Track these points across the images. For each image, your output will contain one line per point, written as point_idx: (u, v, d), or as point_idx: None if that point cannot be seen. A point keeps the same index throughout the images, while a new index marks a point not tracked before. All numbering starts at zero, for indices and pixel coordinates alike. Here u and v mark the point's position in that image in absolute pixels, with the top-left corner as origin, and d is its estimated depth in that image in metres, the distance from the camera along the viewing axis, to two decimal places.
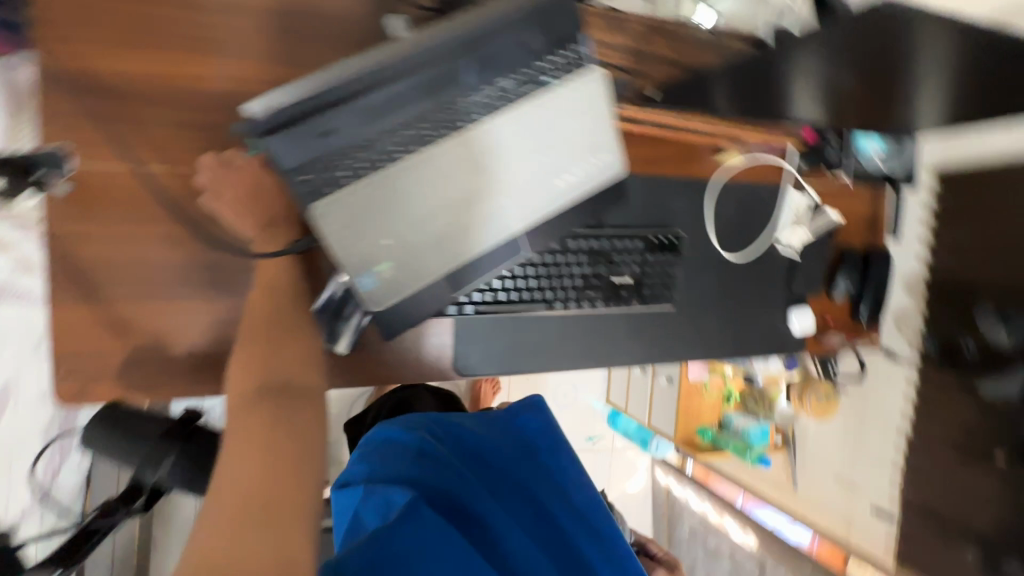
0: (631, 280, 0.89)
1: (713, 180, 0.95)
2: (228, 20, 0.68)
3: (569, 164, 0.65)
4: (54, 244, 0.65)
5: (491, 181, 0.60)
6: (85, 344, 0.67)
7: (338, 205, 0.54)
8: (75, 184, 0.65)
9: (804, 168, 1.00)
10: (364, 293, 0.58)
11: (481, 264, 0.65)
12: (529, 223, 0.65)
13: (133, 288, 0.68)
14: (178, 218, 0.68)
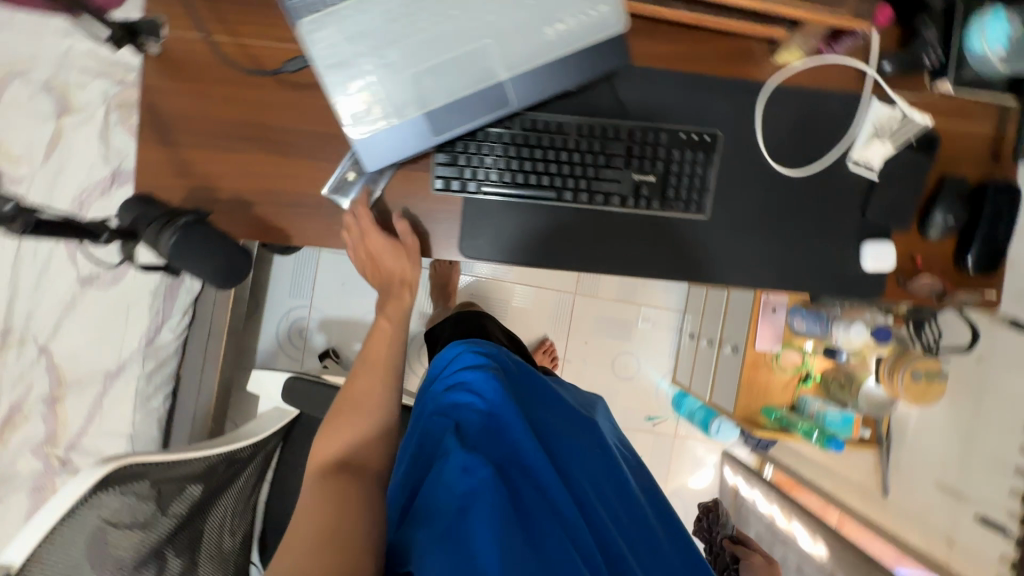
0: (652, 177, 0.83)
1: (767, 83, 0.85)
2: None
3: (559, 11, 0.64)
4: (146, 96, 0.81)
5: (475, 17, 0.63)
6: (160, 179, 0.82)
7: (340, 26, 0.60)
8: (165, 49, 0.80)
9: (891, 73, 0.85)
10: (346, 115, 0.64)
11: (464, 114, 0.66)
12: (514, 72, 0.66)
13: (198, 138, 0.82)
14: (238, 84, 0.81)
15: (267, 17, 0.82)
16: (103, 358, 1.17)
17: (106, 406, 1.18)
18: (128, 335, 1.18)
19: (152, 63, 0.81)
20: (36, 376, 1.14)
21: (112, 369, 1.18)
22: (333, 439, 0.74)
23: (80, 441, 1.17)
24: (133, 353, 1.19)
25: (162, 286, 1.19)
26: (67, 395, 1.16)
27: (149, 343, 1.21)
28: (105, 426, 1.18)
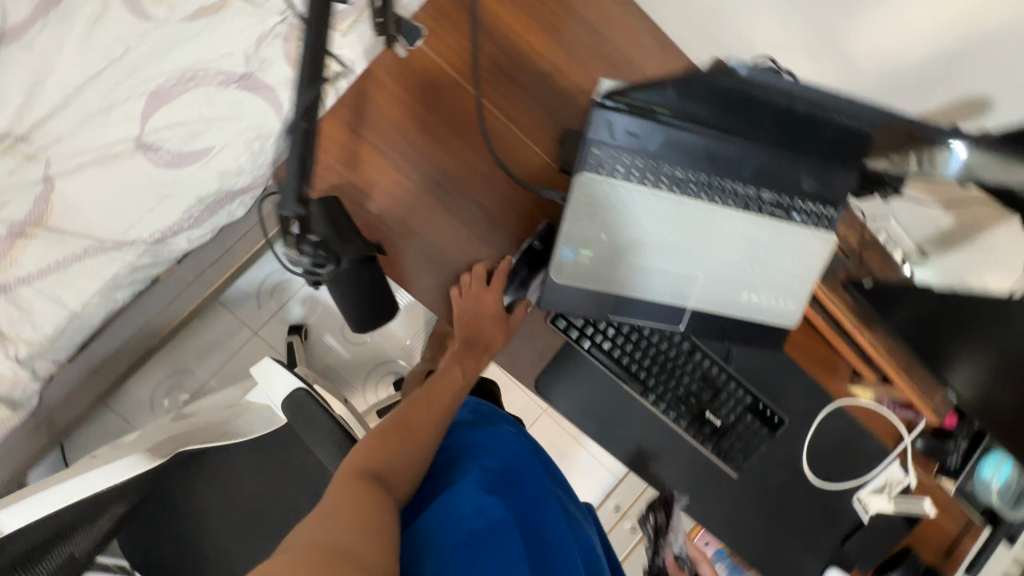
0: (718, 422, 0.90)
1: (836, 399, 0.96)
2: (581, 35, 0.85)
3: (761, 286, 0.71)
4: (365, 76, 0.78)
5: (704, 252, 0.68)
6: (327, 154, 0.78)
7: (604, 192, 0.63)
8: (410, 55, 0.80)
9: (919, 448, 0.99)
10: (559, 260, 0.65)
11: (638, 313, 0.70)
12: (699, 307, 0.71)
13: (382, 143, 0.80)
14: (450, 126, 0.81)
15: (512, 88, 0.83)
16: (105, 225, 1.04)
17: (71, 271, 1.03)
18: (146, 220, 1.06)
19: (390, 58, 0.79)
20: (25, 199, 1.00)
21: (104, 242, 1.04)
22: (370, 450, 0.68)
23: (17, 288, 1.00)
24: (136, 240, 1.06)
25: (211, 196, 1.10)
26: (39, 237, 1.00)
27: (158, 241, 1.08)
28: (55, 288, 1.02)
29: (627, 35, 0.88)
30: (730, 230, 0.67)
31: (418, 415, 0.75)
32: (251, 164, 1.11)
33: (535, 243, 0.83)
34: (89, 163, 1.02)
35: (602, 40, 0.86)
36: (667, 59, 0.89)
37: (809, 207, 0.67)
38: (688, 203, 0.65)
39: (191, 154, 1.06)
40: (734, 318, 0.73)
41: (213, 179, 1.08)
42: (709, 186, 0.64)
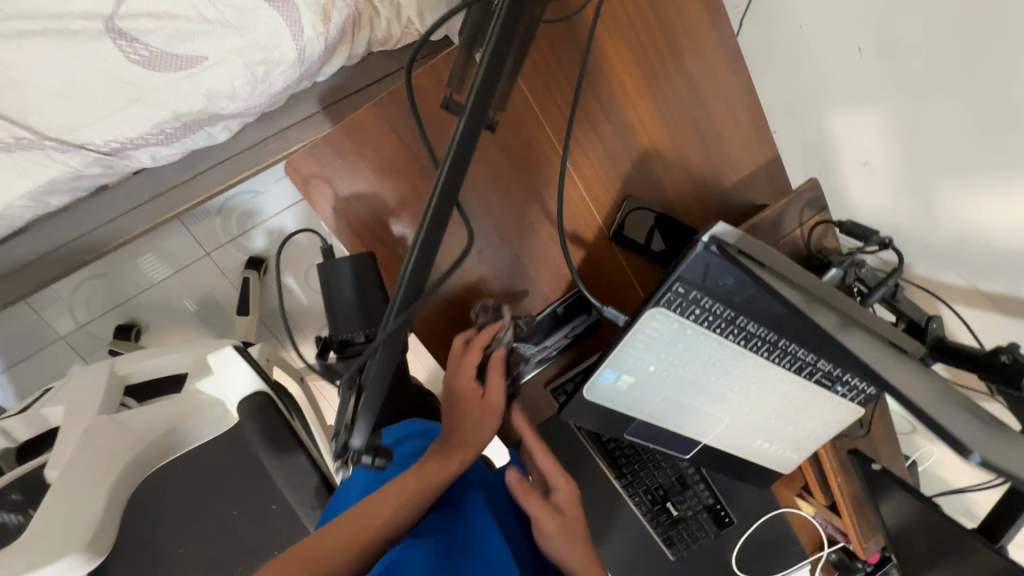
0: (675, 512, 0.91)
1: (780, 506, 1.01)
2: (675, 94, 0.75)
3: (776, 437, 0.69)
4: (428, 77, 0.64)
5: (739, 401, 0.64)
6: (359, 156, 0.65)
7: (670, 328, 0.56)
8: None
9: (831, 559, 1.06)
10: (597, 380, 0.59)
11: (652, 434, 0.66)
12: (712, 443, 0.68)
13: (427, 159, 0.67)
14: (508, 158, 0.70)
15: (587, 134, 0.73)
16: (46, 115, 0.83)
17: None
18: (103, 124, 0.86)
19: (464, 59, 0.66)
20: None
21: (43, 138, 0.84)
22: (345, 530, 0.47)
23: None
24: (87, 145, 0.87)
25: (191, 114, 0.91)
26: None
27: (115, 152, 0.89)
28: None
29: (724, 106, 0.78)
30: (774, 388, 0.63)
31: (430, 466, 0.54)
32: (248, 90, 0.91)
33: (559, 309, 0.77)
34: (35, 32, 0.79)
35: (697, 105, 0.77)
36: (755, 145, 0.81)
37: (854, 383, 0.64)
38: (746, 356, 0.60)
39: (177, 61, 0.85)
40: (739, 458, 0.71)
41: (199, 97, 0.89)
42: (774, 346, 0.60)
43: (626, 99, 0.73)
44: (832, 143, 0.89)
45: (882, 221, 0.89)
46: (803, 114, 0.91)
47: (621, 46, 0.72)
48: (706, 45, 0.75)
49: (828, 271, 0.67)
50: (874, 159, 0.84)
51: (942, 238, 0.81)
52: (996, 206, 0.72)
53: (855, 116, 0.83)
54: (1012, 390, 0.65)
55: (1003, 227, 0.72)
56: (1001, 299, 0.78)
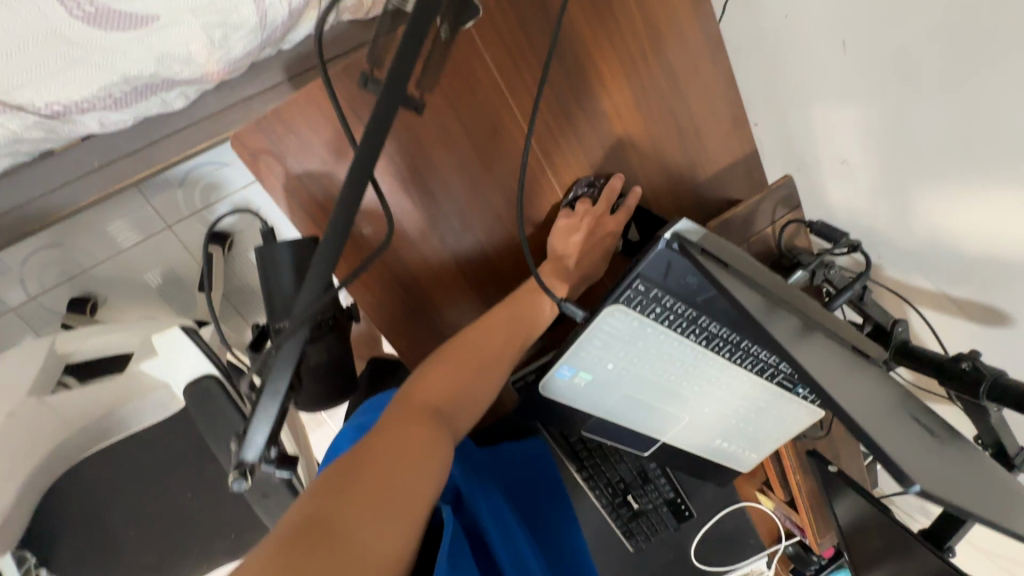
0: (635, 506, 0.91)
1: (740, 499, 1.02)
2: (655, 81, 0.71)
3: (735, 437, 0.69)
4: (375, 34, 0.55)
5: (698, 399, 0.63)
6: (311, 134, 0.61)
7: (629, 327, 0.54)
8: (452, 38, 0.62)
9: (788, 552, 1.09)
10: (554, 377, 0.57)
11: (609, 432, 0.65)
12: (670, 441, 0.67)
13: (385, 140, 0.64)
14: (474, 142, 0.67)
15: (558, 120, 0.69)
16: None
17: None
18: (40, 85, 0.76)
19: None
20: None
21: None
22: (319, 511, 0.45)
23: None
24: (25, 107, 0.77)
25: (145, 79, 0.81)
26: None
27: (56, 116, 0.80)
28: None
29: (704, 97, 0.74)
30: (733, 387, 0.63)
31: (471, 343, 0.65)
32: (205, 56, 0.81)
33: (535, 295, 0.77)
34: None
35: (676, 94, 0.73)
36: (733, 139, 0.78)
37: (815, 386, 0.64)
38: (707, 356, 0.58)
39: (123, 19, 0.75)
40: (698, 456, 0.71)
41: (149, 60, 0.78)
42: (735, 347, 0.58)
43: (600, 84, 0.69)
44: (812, 140, 0.87)
45: (857, 222, 0.88)
46: (785, 108, 0.88)
47: (601, 27, 0.67)
48: (689, 31, 0.70)
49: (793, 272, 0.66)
50: (853, 158, 0.82)
51: (914, 242, 0.80)
52: (972, 212, 0.70)
53: (837, 114, 0.81)
54: (971, 399, 0.64)
55: (976, 234, 0.71)
56: (967, 306, 0.77)
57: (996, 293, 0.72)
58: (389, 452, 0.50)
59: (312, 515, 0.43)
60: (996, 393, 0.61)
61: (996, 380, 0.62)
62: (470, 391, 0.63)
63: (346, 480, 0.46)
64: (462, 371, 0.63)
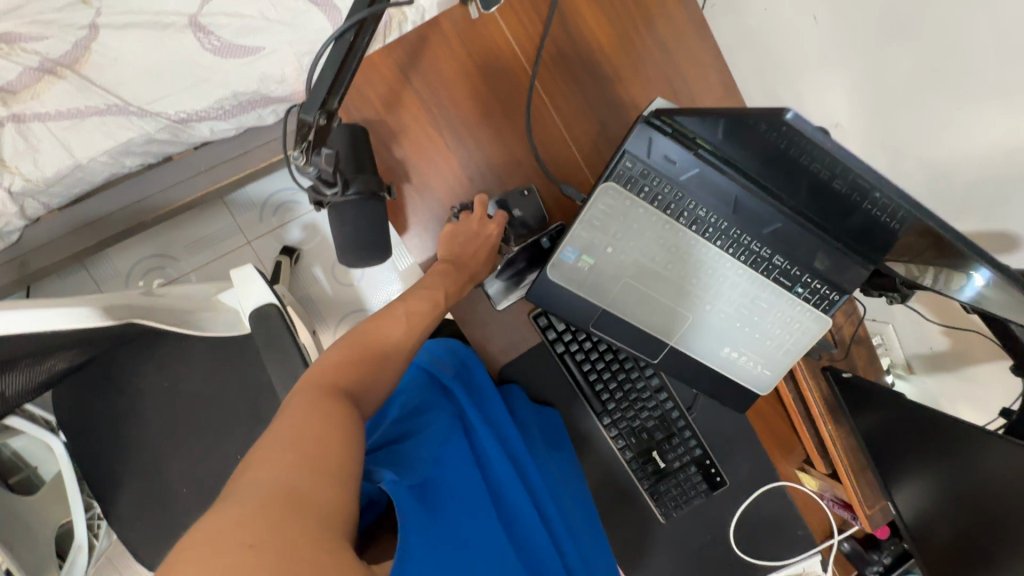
0: (662, 464, 0.89)
1: (780, 478, 0.97)
2: (649, 53, 0.85)
3: (745, 347, 0.70)
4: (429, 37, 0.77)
5: (699, 296, 0.68)
6: (368, 89, 0.78)
7: (623, 206, 0.62)
8: (480, 18, 0.80)
9: (843, 551, 0.97)
10: (559, 260, 0.65)
11: (617, 331, 0.70)
12: (679, 347, 0.71)
13: (425, 95, 0.80)
14: (497, 100, 0.82)
15: (567, 83, 0.84)
16: (135, 87, 1.03)
17: (87, 123, 1.03)
18: (175, 97, 1.05)
19: (460, 16, 0.79)
20: (65, 39, 0.99)
21: (128, 105, 1.03)
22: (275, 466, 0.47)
23: (31, 122, 1.00)
24: (160, 114, 1.06)
25: (246, 95, 1.09)
26: (67, 80, 1.00)
27: (180, 122, 1.07)
28: (66, 134, 1.02)
29: (696, 67, 0.87)
30: (730, 283, 0.67)
31: (367, 335, 0.70)
32: (296, 76, 1.09)
33: (543, 242, 0.82)
34: (138, 24, 1.01)
35: (669, 64, 0.86)
36: (727, 103, 0.89)
37: (814, 284, 0.67)
38: (700, 243, 0.65)
39: (240, 49, 1.05)
40: (710, 370, 0.73)
41: (252, 80, 1.07)
42: (725, 234, 0.64)
43: (602, 55, 0.84)
44: (807, 113, 0.96)
45: None
46: (778, 91, 1.00)
47: (600, 9, 0.83)
48: (676, 13, 0.85)
49: None
50: (843, 120, 0.90)
51: (915, 185, 0.84)
52: (957, 139, 0.75)
53: (821, 83, 0.91)
54: None
55: (966, 160, 0.75)
56: (978, 238, 0.79)
57: (999, 215, 0.74)
58: (305, 428, 0.52)
59: (250, 488, 0.45)
60: None
61: None
62: (377, 371, 0.68)
63: (270, 456, 0.49)
64: (352, 364, 0.66)
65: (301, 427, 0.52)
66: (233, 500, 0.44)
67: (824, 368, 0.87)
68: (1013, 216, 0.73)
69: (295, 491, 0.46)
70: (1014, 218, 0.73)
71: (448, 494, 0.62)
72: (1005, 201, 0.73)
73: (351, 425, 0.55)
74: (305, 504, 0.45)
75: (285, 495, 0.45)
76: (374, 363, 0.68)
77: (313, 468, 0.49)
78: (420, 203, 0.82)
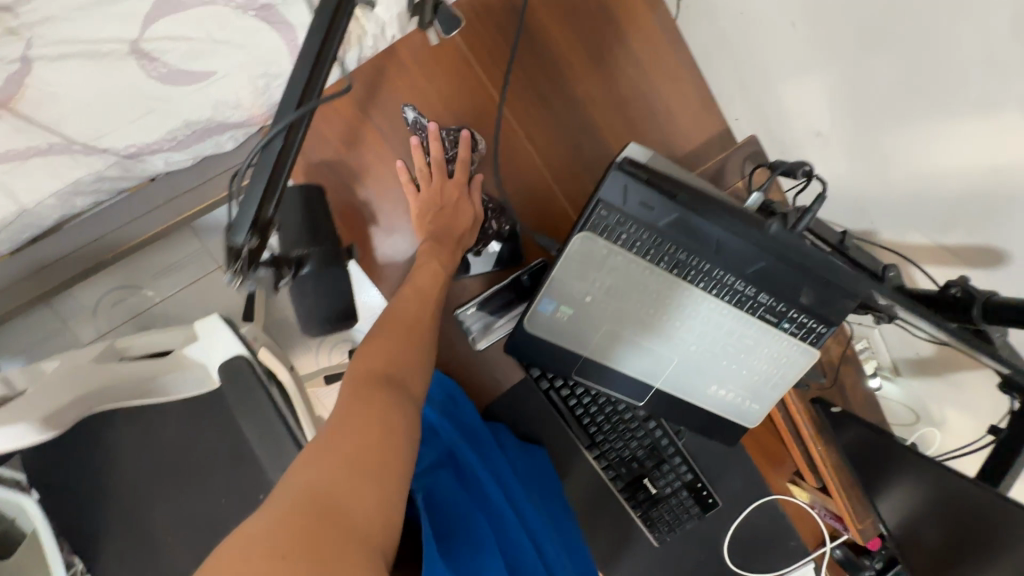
0: (653, 491, 0.88)
1: (772, 492, 0.97)
2: (622, 69, 0.81)
3: (731, 384, 0.69)
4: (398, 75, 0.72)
5: (684, 338, 0.65)
6: (325, 129, 0.73)
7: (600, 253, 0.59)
8: (440, 44, 0.74)
9: (836, 558, 0.98)
10: (536, 312, 0.62)
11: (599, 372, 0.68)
12: (665, 389, 0.69)
13: (387, 129, 0.75)
14: (464, 130, 0.77)
15: (537, 107, 0.79)
16: (78, 123, 0.96)
17: (29, 165, 0.95)
18: (123, 131, 0.98)
19: (419, 42, 0.74)
20: None
21: (72, 143, 0.96)
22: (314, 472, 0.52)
23: None
24: (109, 149, 0.99)
25: (200, 122, 1.03)
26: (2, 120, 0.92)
27: (132, 156, 1.01)
28: (7, 177, 0.95)
29: (672, 82, 0.83)
30: (715, 323, 0.64)
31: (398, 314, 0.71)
32: (253, 100, 1.03)
33: (523, 277, 0.79)
34: (73, 55, 0.93)
35: (644, 80, 0.82)
36: (705, 118, 0.85)
37: (801, 319, 0.64)
38: (682, 286, 0.62)
39: (192, 75, 0.98)
40: (697, 407, 0.71)
41: (206, 107, 1.01)
42: (708, 275, 0.61)
43: (573, 75, 0.80)
44: (788, 120, 0.93)
45: (845, 190, 0.90)
46: (758, 96, 0.96)
47: (568, 26, 0.78)
48: (649, 25, 0.81)
49: (748, 197, 0.64)
50: (825, 129, 0.87)
51: (900, 197, 0.81)
52: (942, 155, 0.72)
53: (802, 91, 0.87)
54: (968, 324, 0.64)
55: (952, 176, 0.72)
56: (964, 252, 0.77)
57: (986, 231, 0.72)
58: (344, 429, 0.56)
59: (292, 493, 0.50)
60: (991, 310, 0.61)
61: (990, 299, 0.62)
62: (414, 343, 0.69)
63: (312, 459, 0.53)
64: (390, 342, 0.68)
65: (341, 427, 0.56)
66: (280, 505, 0.49)
67: (813, 399, 0.87)
68: (999, 232, 0.71)
69: (331, 497, 0.50)
70: (1001, 235, 0.71)
71: (463, 536, 0.62)
72: (991, 218, 0.71)
73: (388, 421, 0.58)
74: (340, 510, 0.49)
75: (320, 501, 0.49)
76: (404, 339, 0.68)
77: (352, 470, 0.52)
78: (389, 244, 0.78)
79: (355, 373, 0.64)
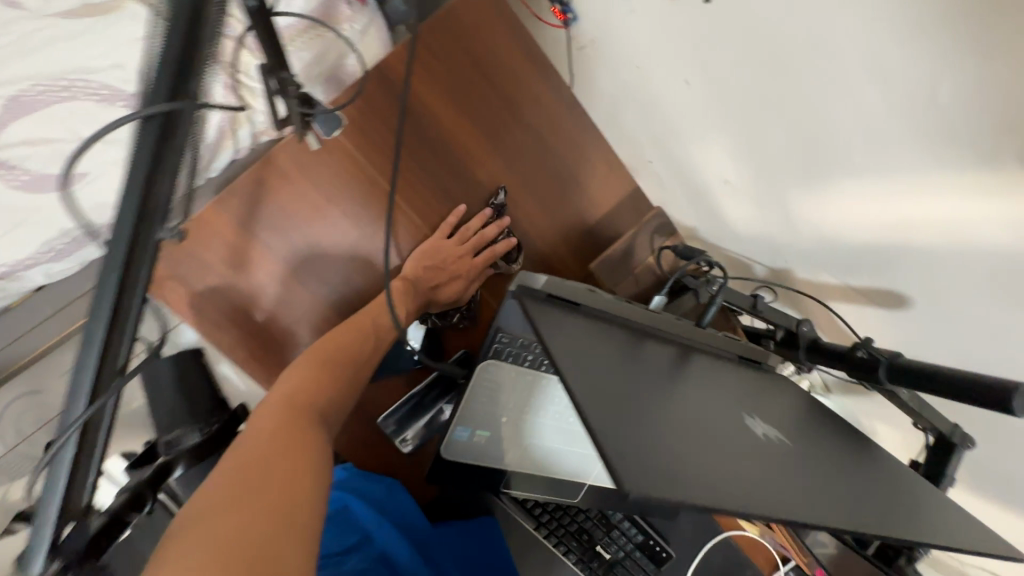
0: (607, 557, 0.85)
1: (722, 529, 0.98)
2: (521, 145, 0.79)
3: None
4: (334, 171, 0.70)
5: None
6: (207, 253, 0.67)
7: (508, 377, 0.57)
8: (322, 146, 0.69)
9: None
10: (452, 439, 0.60)
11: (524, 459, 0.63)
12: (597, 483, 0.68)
13: (278, 244, 0.70)
14: (361, 230, 0.73)
15: (437, 197, 0.76)
16: None
17: None
18: None
19: (299, 148, 0.69)
20: None
21: None
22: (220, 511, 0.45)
23: None
24: None
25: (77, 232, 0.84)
26: None
27: None
28: None
29: (574, 150, 0.82)
30: None
31: (321, 352, 0.67)
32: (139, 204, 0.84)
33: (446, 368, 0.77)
34: None
35: (546, 152, 0.80)
36: (612, 181, 0.84)
37: None
38: None
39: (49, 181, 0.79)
40: None
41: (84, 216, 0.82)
42: None
43: (470, 159, 0.77)
44: (697, 167, 0.93)
45: (757, 232, 0.91)
46: (667, 143, 0.95)
47: (458, 109, 0.75)
48: (544, 98, 0.79)
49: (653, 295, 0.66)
50: (732, 177, 0.88)
51: (807, 242, 0.83)
52: (840, 209, 0.73)
53: (705, 142, 0.87)
54: (877, 384, 0.65)
55: (850, 229, 0.74)
56: (871, 293, 0.79)
57: (888, 278, 0.74)
58: (262, 468, 0.50)
59: (200, 544, 0.41)
60: (894, 371, 0.63)
61: (892, 360, 0.64)
62: (339, 387, 0.66)
63: (229, 509, 0.45)
64: (315, 380, 0.64)
65: (254, 464, 0.50)
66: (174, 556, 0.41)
67: None
68: (897, 279, 0.73)
69: (261, 548, 0.43)
70: (902, 283, 0.73)
71: None
72: (891, 268, 0.73)
73: (312, 464, 0.54)
74: (257, 549, 0.43)
75: (247, 553, 0.42)
76: (329, 379, 0.65)
77: (264, 517, 0.45)
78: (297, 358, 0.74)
79: (271, 409, 0.59)
